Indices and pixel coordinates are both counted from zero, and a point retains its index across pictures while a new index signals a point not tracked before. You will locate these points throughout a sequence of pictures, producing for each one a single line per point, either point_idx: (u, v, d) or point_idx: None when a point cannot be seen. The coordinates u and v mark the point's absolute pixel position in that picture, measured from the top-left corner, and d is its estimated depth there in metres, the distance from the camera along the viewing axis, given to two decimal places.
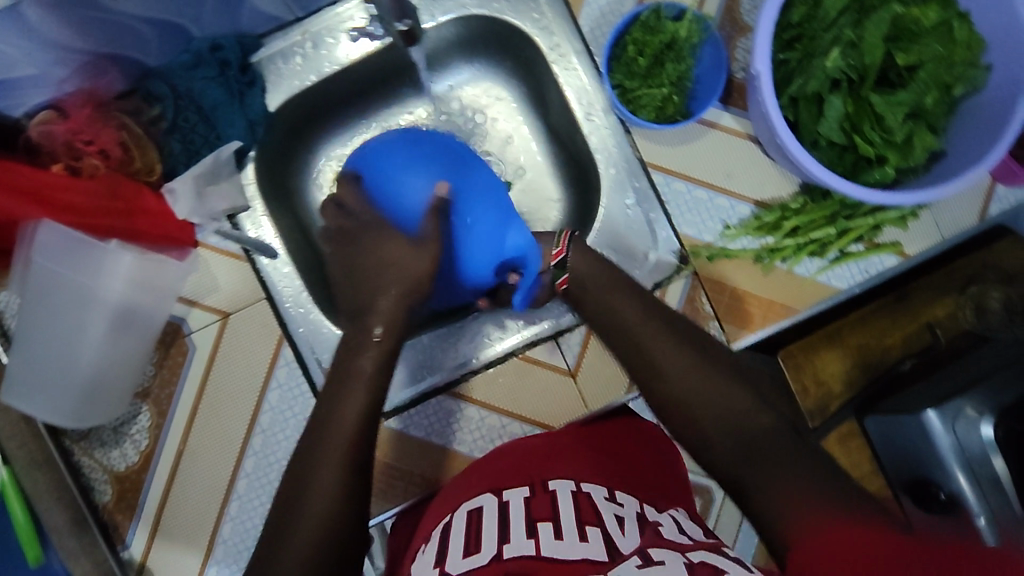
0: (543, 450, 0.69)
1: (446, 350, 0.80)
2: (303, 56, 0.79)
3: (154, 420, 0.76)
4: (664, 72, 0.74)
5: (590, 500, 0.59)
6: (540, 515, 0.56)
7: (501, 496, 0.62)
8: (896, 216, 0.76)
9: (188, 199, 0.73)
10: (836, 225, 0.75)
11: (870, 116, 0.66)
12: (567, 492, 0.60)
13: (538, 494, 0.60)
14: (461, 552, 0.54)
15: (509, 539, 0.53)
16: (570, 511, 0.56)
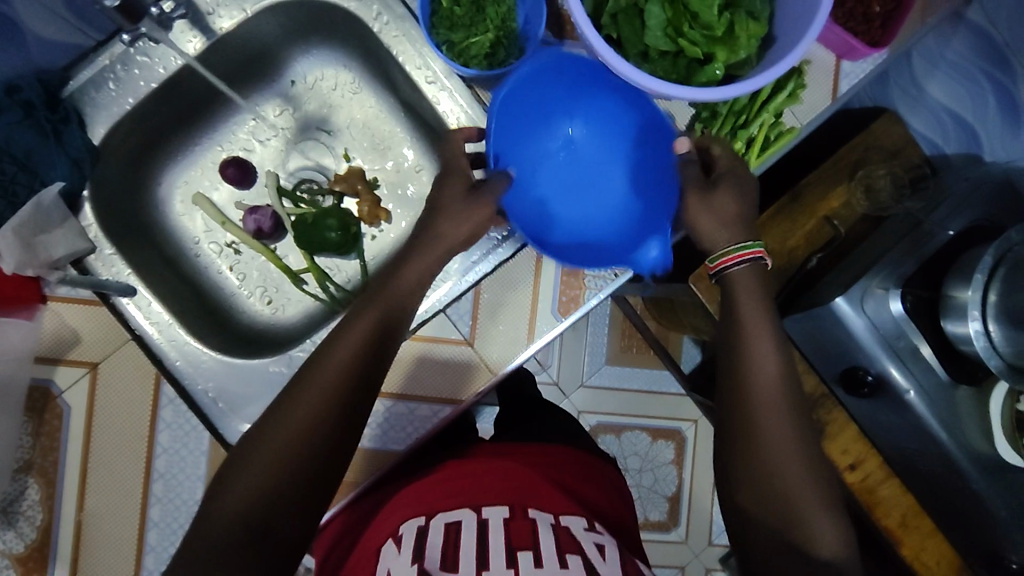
0: (529, 479, 0.75)
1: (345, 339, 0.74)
2: (117, 81, 0.74)
3: (44, 491, 0.71)
4: (486, 17, 0.70)
5: (569, 532, 0.66)
6: (521, 544, 0.62)
7: (478, 513, 0.68)
8: (786, 96, 0.75)
9: (13, 252, 0.66)
10: (741, 139, 0.75)
11: (687, 16, 0.65)
12: (547, 523, 0.66)
13: (519, 518, 0.66)
14: (435, 560, 0.60)
15: (487, 567, 0.59)
16: (549, 540, 0.63)
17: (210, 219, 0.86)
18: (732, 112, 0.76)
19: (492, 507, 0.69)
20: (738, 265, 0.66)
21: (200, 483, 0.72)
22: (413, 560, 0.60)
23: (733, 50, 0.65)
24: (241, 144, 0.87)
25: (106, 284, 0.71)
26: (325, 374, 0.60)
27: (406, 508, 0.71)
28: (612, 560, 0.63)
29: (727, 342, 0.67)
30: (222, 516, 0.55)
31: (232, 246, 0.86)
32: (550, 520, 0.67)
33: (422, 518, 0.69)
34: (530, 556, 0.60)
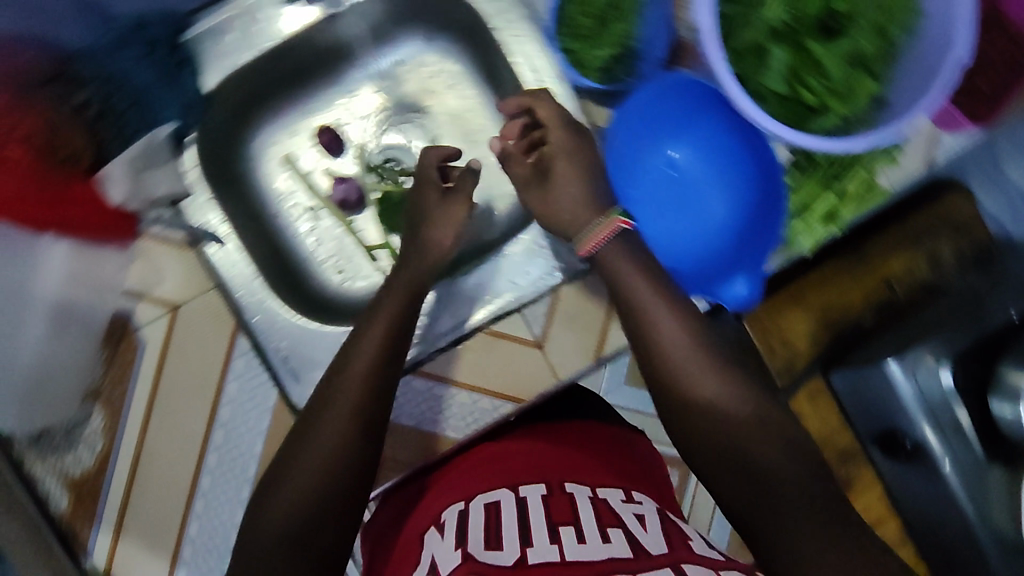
0: (558, 458, 0.68)
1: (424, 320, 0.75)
2: (237, 35, 0.77)
3: (108, 421, 0.73)
4: (608, 34, 0.71)
5: (607, 503, 0.61)
6: (561, 517, 0.57)
7: (517, 490, 0.63)
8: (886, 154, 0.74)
9: (122, 182, 0.68)
10: (834, 191, 0.73)
11: (810, 63, 0.65)
12: (585, 495, 0.62)
13: (556, 495, 0.61)
14: (480, 539, 0.56)
15: (530, 544, 0.55)
16: (587, 510, 0.59)
17: (297, 182, 0.85)
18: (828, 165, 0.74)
19: (529, 484, 0.64)
20: (611, 239, 0.64)
21: (257, 438, 0.74)
22: (458, 543, 0.56)
23: (845, 104, 0.65)
24: (335, 114, 0.86)
25: (196, 231, 0.72)
26: (349, 391, 0.59)
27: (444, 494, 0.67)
28: (654, 527, 0.58)
29: (637, 347, 0.62)
30: (278, 524, 0.55)
31: (312, 212, 0.86)
32: (587, 492, 0.62)
33: (461, 502, 0.64)
34: (573, 530, 0.56)
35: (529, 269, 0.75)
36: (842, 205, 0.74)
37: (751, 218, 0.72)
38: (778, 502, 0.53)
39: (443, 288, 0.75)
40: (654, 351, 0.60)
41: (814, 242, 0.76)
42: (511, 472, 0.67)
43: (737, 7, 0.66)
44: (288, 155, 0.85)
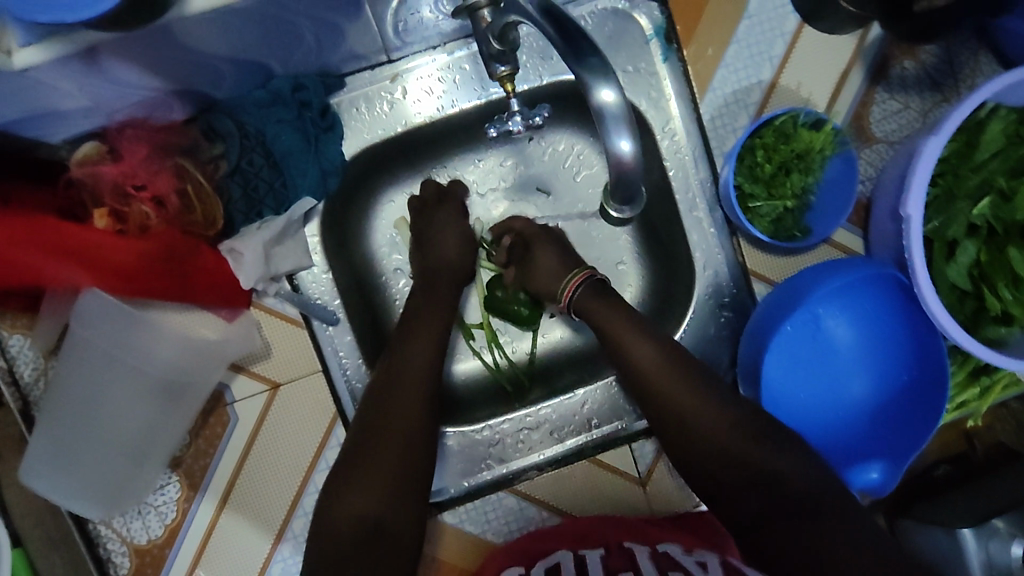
0: (620, 524, 0.69)
1: (476, 456, 0.72)
2: (389, 103, 0.68)
3: (183, 493, 0.67)
4: (789, 183, 0.66)
5: (669, 555, 0.62)
6: (615, 567, 0.60)
7: (577, 553, 0.64)
8: None
9: (255, 264, 0.63)
10: (981, 386, 0.71)
11: (1006, 273, 0.62)
12: (645, 551, 0.63)
13: (615, 553, 0.63)
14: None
15: None
16: (649, 565, 0.60)
17: (404, 249, 0.80)
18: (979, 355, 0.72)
19: (588, 548, 0.65)
20: (581, 289, 0.66)
21: None
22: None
23: None
24: (459, 183, 0.80)
25: (314, 308, 0.67)
26: (394, 415, 0.59)
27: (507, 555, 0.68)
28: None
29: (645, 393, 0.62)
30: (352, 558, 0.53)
31: (418, 282, 0.80)
32: (647, 549, 0.64)
33: (520, 568, 0.64)
34: None
35: (585, 406, 0.73)
36: (981, 400, 0.71)
37: (897, 395, 0.68)
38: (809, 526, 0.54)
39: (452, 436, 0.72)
40: (659, 394, 0.61)
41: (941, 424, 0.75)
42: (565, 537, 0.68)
43: (935, 188, 0.64)
44: (401, 220, 0.79)
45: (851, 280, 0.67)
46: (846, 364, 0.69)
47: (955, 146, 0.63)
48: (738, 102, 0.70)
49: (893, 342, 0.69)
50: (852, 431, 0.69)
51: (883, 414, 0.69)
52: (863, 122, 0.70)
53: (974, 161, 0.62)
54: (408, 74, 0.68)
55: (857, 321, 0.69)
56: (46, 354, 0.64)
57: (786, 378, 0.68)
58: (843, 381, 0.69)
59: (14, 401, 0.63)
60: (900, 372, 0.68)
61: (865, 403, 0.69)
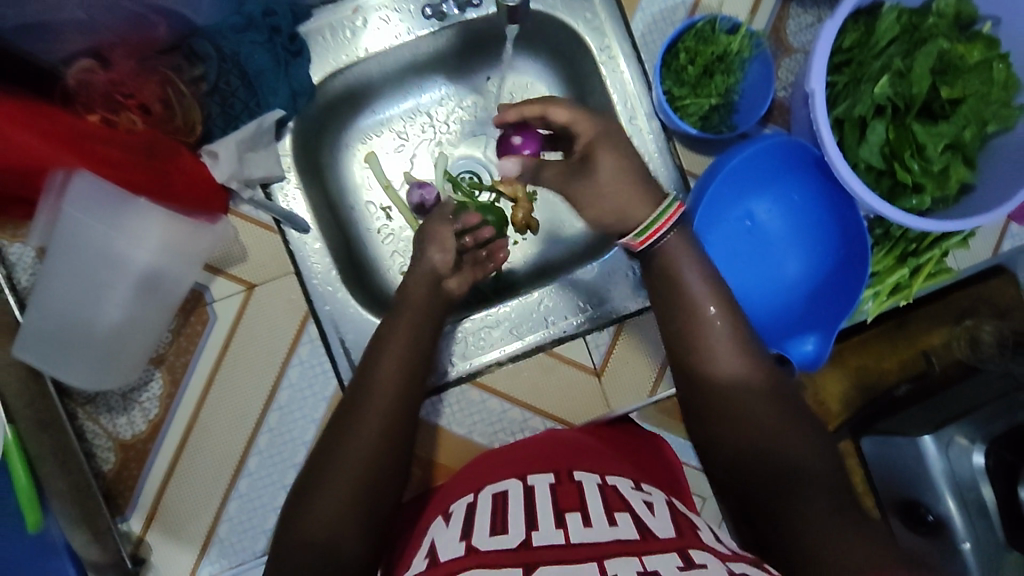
0: (583, 449, 0.70)
1: (467, 342, 0.78)
2: (353, 31, 0.78)
3: (166, 389, 0.73)
4: (713, 84, 0.74)
5: (617, 493, 0.61)
6: (567, 505, 0.58)
7: (526, 482, 0.64)
8: (961, 239, 0.76)
9: (229, 161, 0.71)
10: (909, 266, 0.76)
11: (912, 145, 0.68)
12: (593, 484, 0.62)
13: (562, 482, 0.62)
14: (486, 530, 0.56)
15: (536, 529, 0.54)
16: (597, 501, 0.58)
17: (375, 178, 0.88)
18: (905, 239, 0.76)
19: (538, 475, 0.65)
20: (670, 230, 0.63)
21: (312, 424, 0.74)
22: (463, 535, 0.56)
23: (941, 188, 0.68)
24: (422, 118, 0.90)
25: (287, 215, 0.74)
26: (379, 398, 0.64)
27: (456, 488, 0.70)
28: (663, 516, 0.58)
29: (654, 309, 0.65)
30: (317, 525, 0.56)
31: (386, 210, 0.88)
32: (596, 480, 0.63)
33: (470, 496, 0.66)
34: (577, 517, 0.56)
35: (543, 303, 0.79)
36: (911, 279, 0.77)
37: (830, 275, 0.74)
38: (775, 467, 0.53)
39: (452, 325, 0.78)
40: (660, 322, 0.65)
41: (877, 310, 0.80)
42: (523, 464, 0.68)
43: (844, 76, 0.71)
44: (370, 152, 0.89)
45: (771, 169, 0.73)
46: (778, 249, 0.76)
47: (855, 36, 0.70)
48: (666, 18, 0.79)
49: (821, 225, 0.74)
50: (789, 309, 0.74)
51: (815, 292, 0.74)
52: (781, 33, 0.78)
53: (873, 47, 0.69)
54: (371, 9, 0.77)
55: (782, 209, 0.75)
56: (41, 255, 0.71)
57: (718, 265, 0.75)
58: (775, 266, 0.76)
59: (12, 299, 0.70)
60: (830, 253, 0.74)
61: (797, 280, 0.75)
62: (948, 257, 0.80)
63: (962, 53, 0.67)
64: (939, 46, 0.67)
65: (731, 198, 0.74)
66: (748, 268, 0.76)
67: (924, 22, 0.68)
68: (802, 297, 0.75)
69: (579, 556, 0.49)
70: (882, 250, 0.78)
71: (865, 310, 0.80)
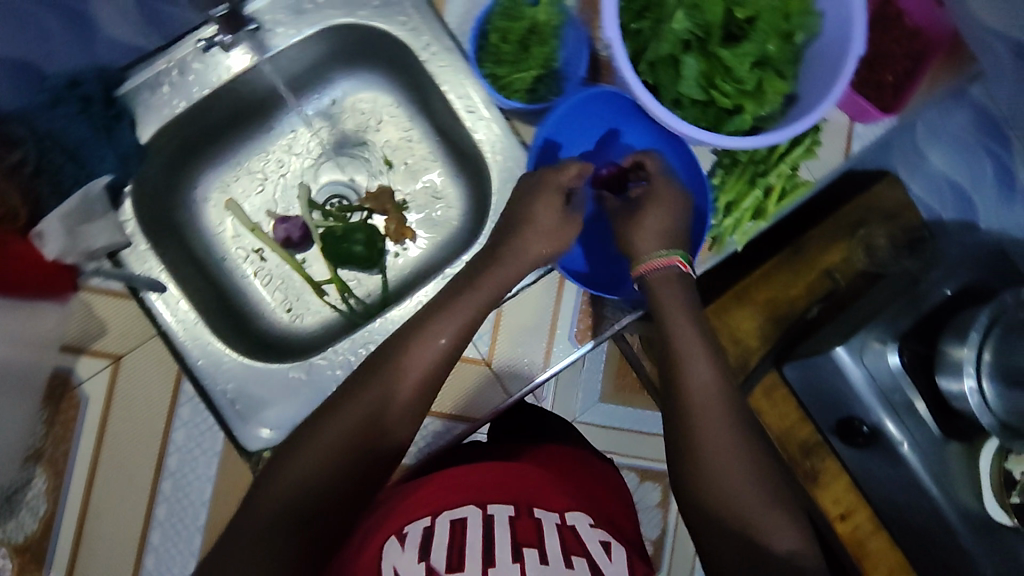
0: (540, 476, 0.73)
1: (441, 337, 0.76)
2: (170, 84, 0.77)
3: (51, 483, 0.70)
4: (531, 56, 0.75)
5: (573, 529, 0.65)
6: (526, 540, 0.61)
7: (485, 510, 0.66)
8: (802, 151, 0.77)
9: (57, 238, 0.67)
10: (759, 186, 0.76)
11: (721, 70, 0.69)
12: (552, 523, 0.65)
13: (522, 517, 0.65)
14: (443, 564, 0.58)
15: (492, 565, 0.58)
16: (555, 541, 0.62)
17: (240, 224, 0.88)
18: (752, 162, 0.78)
19: (496, 505, 0.67)
20: (665, 270, 0.70)
21: (210, 483, 0.72)
22: (420, 559, 0.59)
23: (762, 105, 0.69)
24: (275, 155, 0.91)
25: (136, 278, 0.72)
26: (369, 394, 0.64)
27: (399, 501, 0.69)
28: (618, 560, 0.63)
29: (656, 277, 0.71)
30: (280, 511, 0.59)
31: (258, 252, 0.88)
32: (555, 519, 0.66)
33: (427, 519, 0.65)
34: (536, 553, 0.60)
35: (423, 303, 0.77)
36: (767, 201, 0.78)
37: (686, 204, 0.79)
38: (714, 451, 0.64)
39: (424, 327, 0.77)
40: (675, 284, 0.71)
41: (745, 238, 0.80)
42: (477, 485, 0.70)
43: (646, 22, 0.71)
44: (230, 200, 0.88)
45: (596, 124, 0.78)
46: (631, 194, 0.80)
47: None
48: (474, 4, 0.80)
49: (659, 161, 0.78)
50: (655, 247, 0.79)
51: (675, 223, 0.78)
52: None
53: None
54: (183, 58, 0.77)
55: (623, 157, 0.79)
56: None
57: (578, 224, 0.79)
58: None
59: None
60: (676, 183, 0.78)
61: None
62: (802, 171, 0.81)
63: None
64: None
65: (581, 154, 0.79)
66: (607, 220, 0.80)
67: None
68: None
69: None
70: (733, 176, 0.78)
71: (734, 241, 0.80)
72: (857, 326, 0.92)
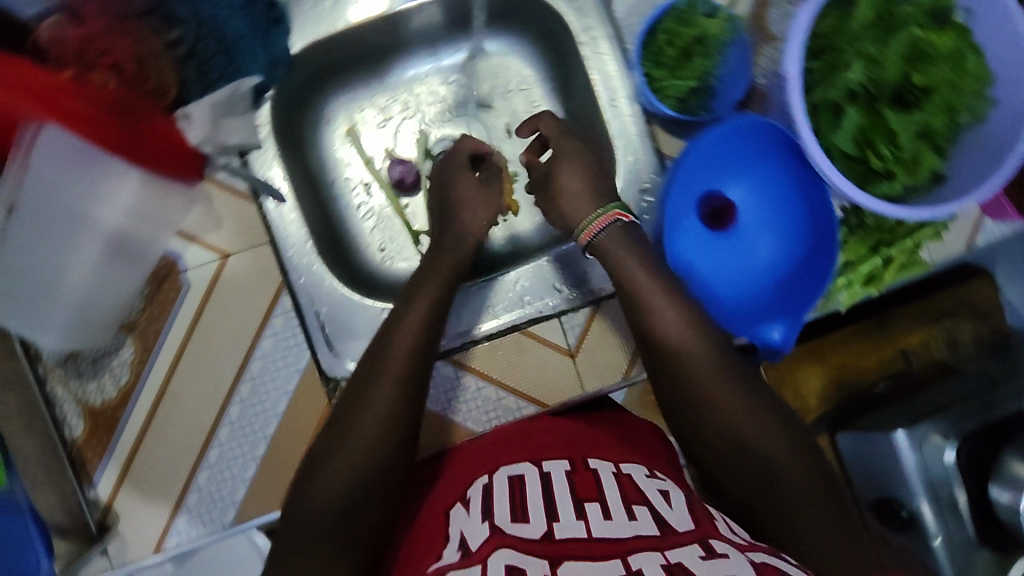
0: (596, 437, 0.71)
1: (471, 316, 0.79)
2: (332, 2, 0.77)
3: (137, 356, 0.73)
4: (692, 66, 0.74)
5: (631, 480, 0.62)
6: (586, 493, 0.57)
7: (542, 468, 0.64)
8: (933, 232, 0.77)
9: (201, 125, 0.69)
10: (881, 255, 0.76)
11: (883, 132, 0.69)
12: (609, 473, 0.62)
13: (579, 472, 0.62)
14: (506, 516, 0.55)
15: (557, 520, 0.53)
16: (614, 491, 0.58)
17: (356, 154, 0.88)
18: (880, 229, 0.76)
19: (552, 461, 0.65)
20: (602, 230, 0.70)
21: (284, 398, 0.74)
22: (485, 517, 0.55)
23: (913, 176, 0.68)
24: (405, 95, 0.90)
25: (262, 185, 0.75)
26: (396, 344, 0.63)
27: (468, 471, 0.68)
28: (679, 504, 0.58)
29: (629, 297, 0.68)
30: (337, 482, 0.56)
31: (367, 186, 0.88)
32: (611, 469, 0.64)
33: (485, 477, 0.64)
34: (597, 506, 0.55)
35: (519, 283, 0.80)
36: (886, 271, 0.77)
37: (801, 262, 0.74)
38: (754, 461, 0.58)
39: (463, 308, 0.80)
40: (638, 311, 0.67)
41: (851, 301, 0.79)
42: (527, 452, 0.68)
43: (819, 63, 0.70)
44: (352, 129, 0.89)
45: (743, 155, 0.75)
46: (743, 233, 0.77)
47: (830, 21, 0.69)
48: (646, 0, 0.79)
49: (792, 207, 0.75)
50: (759, 299, 0.75)
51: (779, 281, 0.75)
52: (762, 20, 0.77)
53: (848, 32, 0.68)
54: None
55: (753, 195, 0.77)
56: None
57: (685, 246, 0.76)
58: (742, 253, 0.77)
59: None
60: (803, 239, 0.74)
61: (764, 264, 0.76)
62: (926, 254, 0.81)
63: (931, 40, 0.67)
64: (911, 33, 0.67)
65: (708, 185, 0.76)
66: (716, 254, 0.77)
67: (897, 12, 0.68)
68: (764, 279, 0.76)
69: (604, 551, 0.49)
70: (856, 238, 0.78)
71: (840, 301, 0.80)
72: (924, 415, 0.90)
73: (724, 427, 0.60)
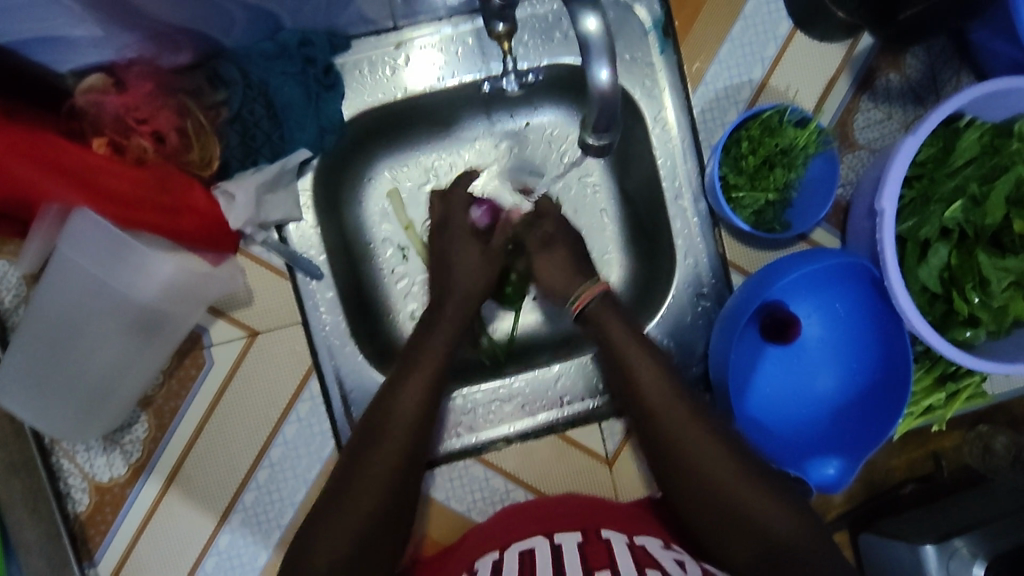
0: (610, 508, 0.66)
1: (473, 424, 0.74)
2: (393, 69, 0.71)
3: (151, 433, 0.69)
4: (772, 177, 0.70)
5: (646, 550, 0.57)
6: (598, 562, 0.53)
7: (554, 539, 0.59)
8: None
9: (245, 205, 0.66)
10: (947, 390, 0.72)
11: (975, 277, 0.64)
12: (622, 542, 0.58)
13: (592, 541, 0.58)
14: None
15: None
16: (626, 558, 0.54)
17: (395, 217, 0.80)
18: (946, 361, 0.73)
19: (565, 533, 0.60)
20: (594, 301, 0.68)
21: (304, 486, 0.70)
22: None
23: (995, 323, 0.64)
24: (453, 158, 0.82)
25: (299, 260, 0.69)
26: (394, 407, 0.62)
27: (473, 547, 0.64)
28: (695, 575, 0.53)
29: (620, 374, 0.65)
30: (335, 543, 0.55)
31: (403, 251, 0.80)
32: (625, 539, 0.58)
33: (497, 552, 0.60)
34: (610, 574, 0.51)
35: (560, 381, 0.75)
36: (947, 405, 0.74)
37: (861, 396, 0.72)
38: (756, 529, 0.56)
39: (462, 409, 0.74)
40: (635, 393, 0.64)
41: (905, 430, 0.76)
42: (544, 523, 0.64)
43: (911, 192, 0.67)
44: (394, 190, 0.80)
45: (822, 278, 0.70)
46: (804, 354, 0.73)
47: (933, 151, 0.67)
48: (727, 96, 0.74)
49: (862, 336, 0.71)
50: (813, 428, 0.72)
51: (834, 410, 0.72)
52: (847, 127, 0.73)
53: (950, 167, 0.65)
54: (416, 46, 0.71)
55: (822, 316, 0.72)
56: (28, 280, 0.66)
57: (745, 365, 0.71)
58: (801, 375, 0.72)
59: None
60: (868, 371, 0.71)
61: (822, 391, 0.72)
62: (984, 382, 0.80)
63: None
64: (1019, 174, 0.63)
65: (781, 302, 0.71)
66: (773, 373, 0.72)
67: (1007, 146, 0.64)
68: (819, 406, 0.72)
69: None
70: (921, 368, 0.75)
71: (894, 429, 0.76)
72: None
73: (725, 506, 0.58)
